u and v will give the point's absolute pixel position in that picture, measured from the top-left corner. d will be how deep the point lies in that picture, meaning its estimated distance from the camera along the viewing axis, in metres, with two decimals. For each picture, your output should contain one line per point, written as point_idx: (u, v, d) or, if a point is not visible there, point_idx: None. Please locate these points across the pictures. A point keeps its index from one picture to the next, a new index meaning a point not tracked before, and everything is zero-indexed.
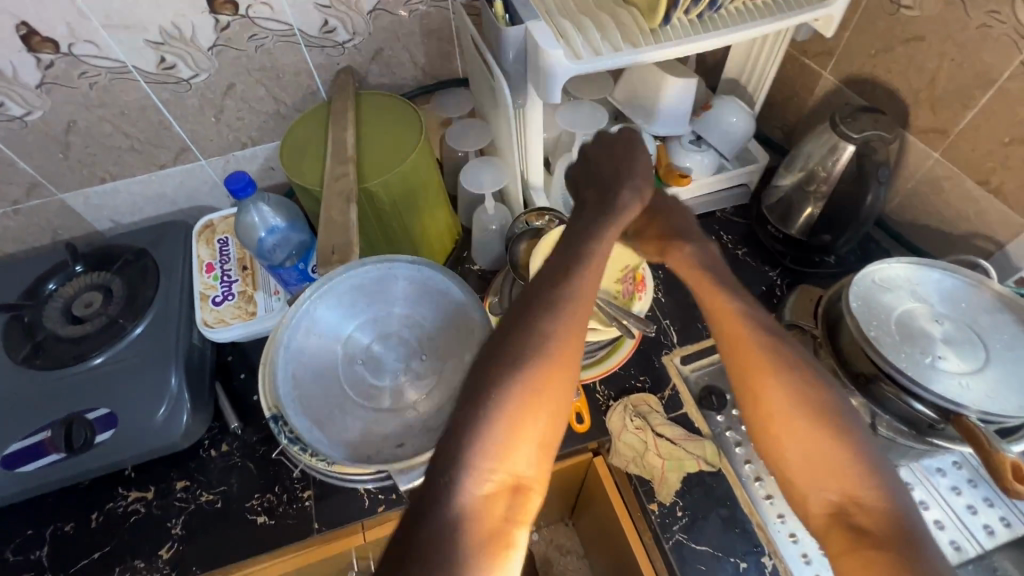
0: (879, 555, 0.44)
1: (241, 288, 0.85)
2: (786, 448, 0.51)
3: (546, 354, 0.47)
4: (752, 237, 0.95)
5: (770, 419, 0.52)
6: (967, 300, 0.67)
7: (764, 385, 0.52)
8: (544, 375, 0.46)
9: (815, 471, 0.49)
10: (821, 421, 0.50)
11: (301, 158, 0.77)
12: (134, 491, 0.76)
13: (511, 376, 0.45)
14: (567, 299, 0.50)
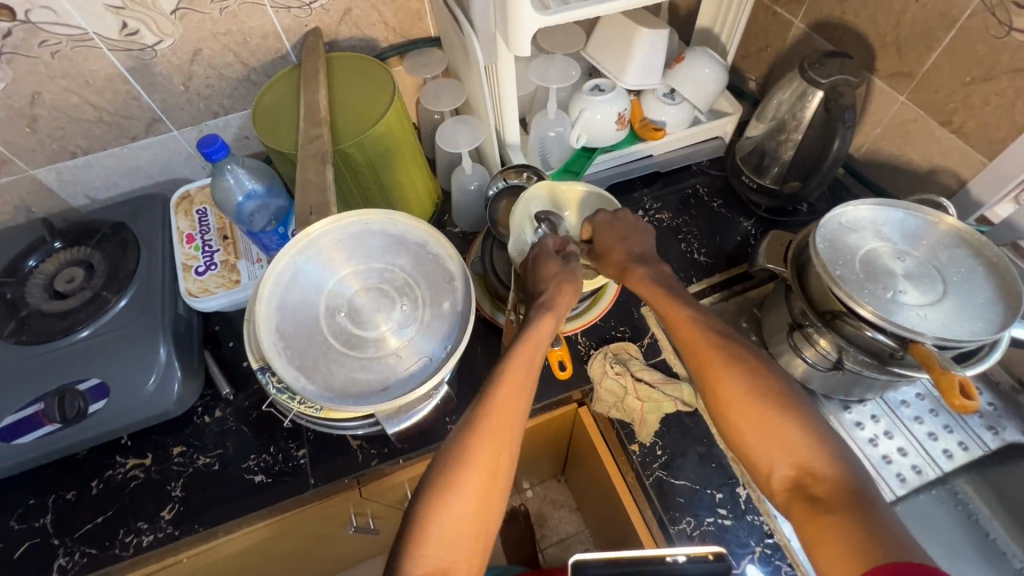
0: (829, 518, 0.46)
1: (222, 258, 0.85)
2: (740, 428, 0.54)
3: (484, 454, 0.50)
4: (728, 189, 0.98)
5: (725, 404, 0.55)
6: (928, 237, 0.70)
7: (716, 378, 0.56)
8: (474, 459, 0.50)
9: (766, 442, 0.52)
10: (770, 401, 0.53)
11: (276, 121, 0.77)
12: (132, 458, 0.78)
13: (450, 478, 0.49)
14: (504, 398, 0.53)
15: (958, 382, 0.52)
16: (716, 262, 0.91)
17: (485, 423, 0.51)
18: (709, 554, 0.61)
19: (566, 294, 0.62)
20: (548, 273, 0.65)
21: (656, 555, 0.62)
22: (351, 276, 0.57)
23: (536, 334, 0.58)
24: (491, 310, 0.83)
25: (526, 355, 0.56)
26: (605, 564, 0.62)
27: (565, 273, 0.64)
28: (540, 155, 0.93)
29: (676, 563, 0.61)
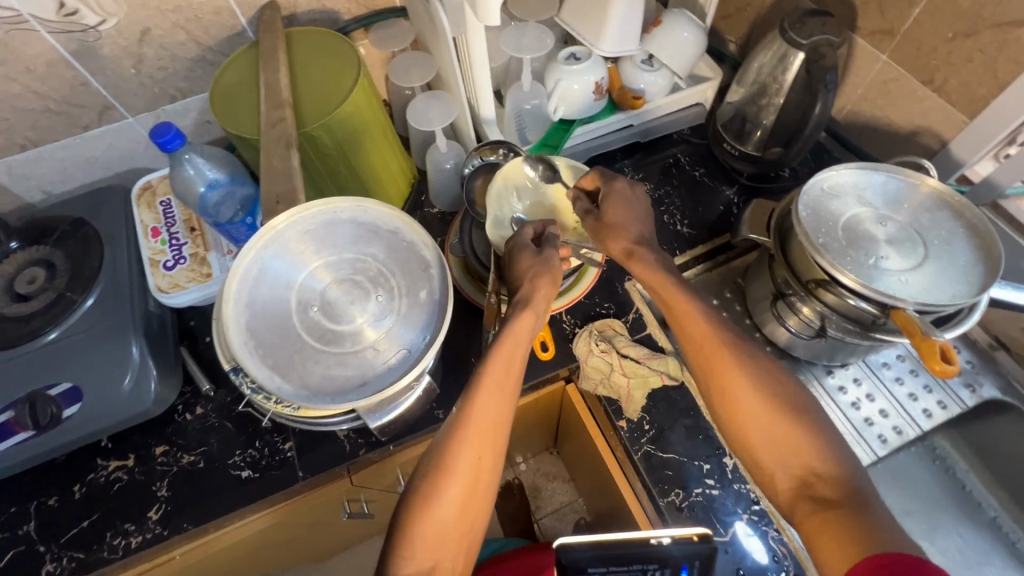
0: (834, 518, 0.48)
1: (192, 250, 0.81)
2: (745, 427, 0.55)
3: (468, 467, 0.51)
4: (710, 157, 0.96)
5: (726, 400, 0.57)
6: (909, 200, 0.69)
7: (721, 376, 0.57)
8: (457, 465, 0.50)
9: (771, 442, 0.54)
10: (771, 402, 0.55)
11: (236, 104, 0.73)
12: (114, 460, 0.76)
13: (436, 492, 0.50)
14: (486, 410, 0.52)
15: (937, 347, 0.52)
16: (699, 233, 0.90)
17: (465, 437, 0.51)
18: (693, 536, 0.62)
19: (540, 295, 0.60)
20: (524, 269, 0.62)
21: (640, 538, 0.62)
22: (322, 269, 0.55)
23: (514, 337, 0.57)
24: (474, 293, 0.81)
25: (505, 362, 0.55)
26: (590, 547, 0.62)
27: (543, 271, 0.62)
28: (516, 130, 0.90)
29: (661, 546, 0.61)
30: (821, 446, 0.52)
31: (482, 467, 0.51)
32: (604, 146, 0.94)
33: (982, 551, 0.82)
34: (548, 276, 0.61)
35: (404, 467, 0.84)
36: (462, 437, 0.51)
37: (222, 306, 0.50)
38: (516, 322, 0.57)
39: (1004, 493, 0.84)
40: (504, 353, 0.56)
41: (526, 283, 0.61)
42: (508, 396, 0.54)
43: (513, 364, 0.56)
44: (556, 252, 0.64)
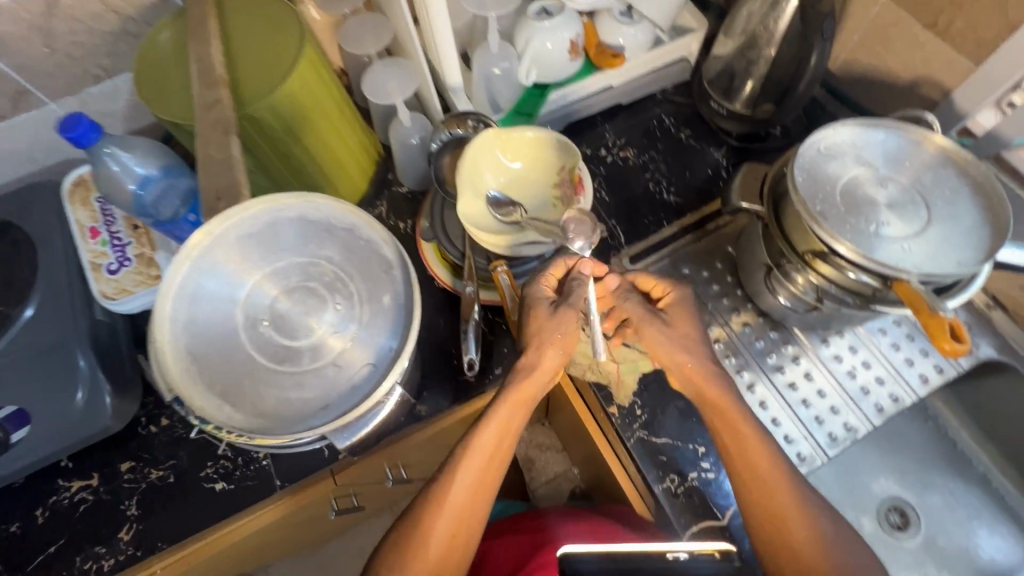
0: None
1: (137, 251, 0.74)
2: (757, 500, 0.57)
3: (447, 542, 0.56)
4: (696, 117, 0.90)
5: (744, 471, 0.58)
6: (911, 159, 0.64)
7: (743, 462, 0.58)
8: (437, 532, 0.55)
9: (774, 515, 0.57)
10: (774, 472, 0.57)
11: (166, 83, 0.64)
12: (77, 480, 0.71)
13: (408, 562, 0.54)
14: (472, 488, 0.57)
15: (944, 325, 0.50)
16: (687, 201, 0.85)
17: (446, 505, 0.56)
18: (715, 552, 0.56)
19: (548, 365, 0.60)
20: (536, 332, 0.60)
21: (656, 552, 0.55)
22: (272, 281, 0.51)
23: (510, 410, 0.59)
24: (448, 278, 0.76)
25: (497, 441, 0.58)
26: (597, 561, 0.54)
27: (556, 334, 0.60)
28: (487, 98, 0.82)
29: (679, 561, 0.55)
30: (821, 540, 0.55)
31: (459, 540, 0.56)
32: (583, 110, 0.87)
33: (973, 507, 0.82)
34: (558, 342, 0.60)
35: (390, 462, 0.79)
36: (446, 512, 0.56)
37: (160, 328, 0.46)
38: (516, 399, 0.59)
39: (995, 450, 0.84)
40: (497, 431, 0.58)
41: (535, 350, 0.60)
42: (495, 471, 0.58)
43: (506, 441, 0.58)
44: (572, 313, 0.60)
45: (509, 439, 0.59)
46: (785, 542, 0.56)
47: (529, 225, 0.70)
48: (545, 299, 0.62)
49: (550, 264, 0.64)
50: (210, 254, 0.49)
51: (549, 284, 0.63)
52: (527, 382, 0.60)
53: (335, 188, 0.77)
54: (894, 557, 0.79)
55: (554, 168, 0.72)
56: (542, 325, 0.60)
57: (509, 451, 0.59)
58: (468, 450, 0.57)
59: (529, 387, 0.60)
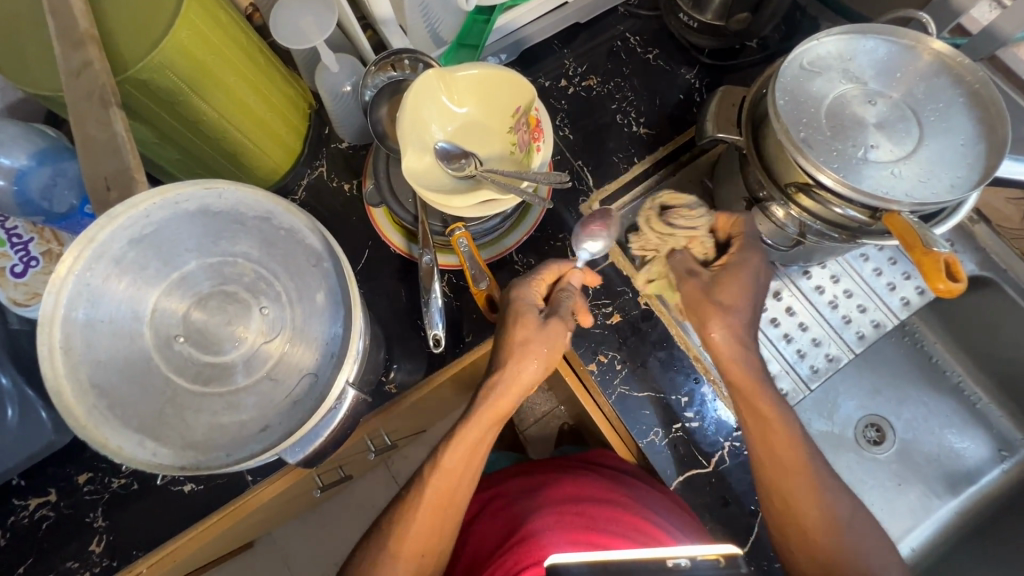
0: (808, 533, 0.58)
1: (42, 248, 0.61)
2: (774, 476, 0.59)
3: (414, 560, 0.59)
4: (662, 33, 0.80)
5: (747, 416, 0.60)
6: (903, 68, 0.58)
7: (768, 442, 0.59)
8: (410, 532, 0.59)
9: (786, 491, 0.59)
10: (789, 448, 0.59)
11: (19, 43, 0.50)
12: (33, 498, 0.66)
13: (385, 561, 0.59)
14: (440, 495, 0.60)
15: (942, 262, 0.46)
16: (659, 132, 0.77)
17: (420, 506, 0.59)
18: (720, 557, 0.44)
19: (527, 380, 0.59)
20: (514, 345, 0.59)
21: (654, 557, 0.44)
22: (181, 291, 0.47)
23: (479, 422, 0.59)
24: (403, 243, 0.70)
25: (466, 452, 0.60)
26: (589, 568, 0.42)
27: (536, 347, 0.58)
28: (425, 30, 0.69)
29: (681, 570, 0.43)
30: (818, 492, 0.59)
31: (428, 557, 0.60)
32: (534, 36, 0.78)
33: (946, 416, 0.83)
34: (541, 356, 0.58)
35: (370, 436, 0.72)
36: (415, 527, 0.59)
37: (54, 367, 0.42)
38: (484, 420, 0.59)
39: (970, 359, 0.83)
40: (464, 450, 0.60)
41: (510, 361, 0.58)
42: (467, 477, 0.61)
43: (473, 456, 0.60)
44: (560, 323, 0.60)
45: (479, 452, 0.61)
46: (789, 503, 0.59)
47: (484, 178, 0.61)
48: (532, 304, 0.61)
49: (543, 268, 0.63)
50: (94, 274, 0.44)
51: (540, 288, 0.62)
52: (499, 399, 0.59)
53: (261, 160, 0.66)
54: (869, 471, 0.82)
55: (504, 114, 0.64)
56: (525, 331, 0.59)
57: (478, 464, 0.61)
58: (438, 469, 0.60)
59: (503, 404, 0.59)
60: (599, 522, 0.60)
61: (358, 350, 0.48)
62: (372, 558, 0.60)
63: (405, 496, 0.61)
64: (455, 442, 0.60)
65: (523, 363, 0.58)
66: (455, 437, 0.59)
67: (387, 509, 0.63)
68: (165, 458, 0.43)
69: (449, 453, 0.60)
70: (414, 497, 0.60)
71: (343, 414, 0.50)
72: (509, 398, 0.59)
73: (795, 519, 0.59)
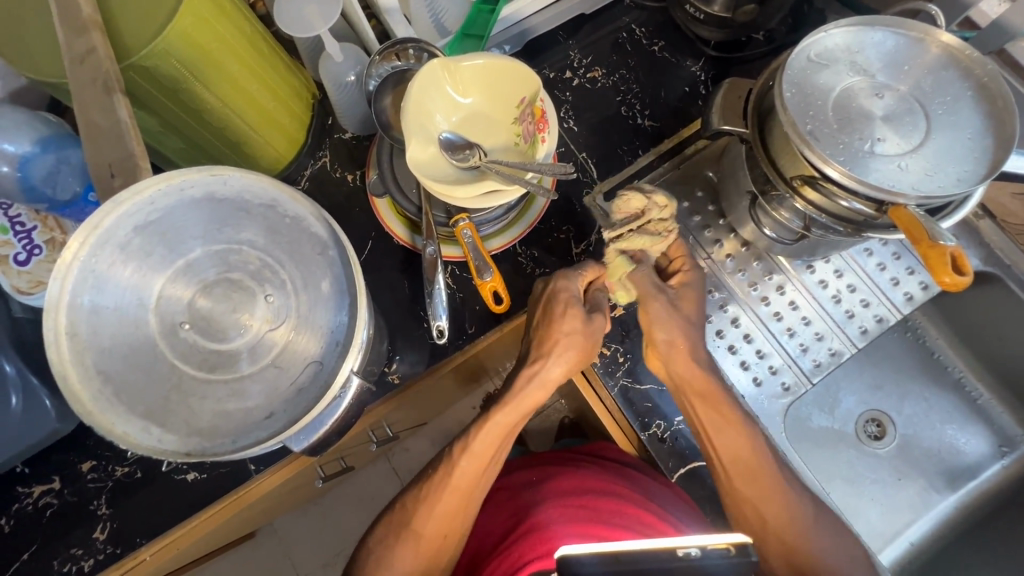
0: (773, 538, 0.60)
1: (45, 235, 0.61)
2: (739, 487, 0.61)
3: (437, 541, 0.60)
4: (668, 25, 0.80)
5: (708, 428, 0.61)
6: (911, 61, 0.57)
7: (729, 454, 0.61)
8: (433, 518, 0.60)
9: (759, 504, 0.60)
10: (750, 458, 0.61)
11: (22, 28, 0.50)
12: (37, 485, 0.66)
13: (404, 545, 0.59)
14: (468, 481, 0.60)
15: (948, 257, 0.46)
16: (663, 125, 0.77)
17: (446, 492, 0.60)
18: (730, 546, 0.45)
19: (563, 372, 0.61)
20: (559, 337, 0.60)
21: (664, 547, 0.45)
22: (185, 278, 0.47)
23: (517, 411, 0.61)
24: (407, 234, 0.70)
25: (501, 440, 0.61)
26: (600, 561, 0.44)
27: (579, 340, 0.61)
28: (429, 20, 0.70)
29: (691, 559, 0.44)
30: (785, 498, 0.60)
31: (446, 544, 0.60)
32: (539, 25, 0.78)
33: (947, 411, 0.83)
34: (576, 347, 0.61)
35: (372, 427, 0.72)
36: (436, 514, 0.60)
37: (60, 354, 0.42)
38: (521, 408, 0.61)
39: (971, 355, 0.84)
40: (497, 435, 0.61)
41: (554, 354, 0.60)
42: (495, 463, 0.62)
43: (507, 442, 0.62)
44: (602, 319, 0.62)
45: (509, 438, 0.62)
46: (755, 510, 0.60)
47: (488, 169, 0.61)
48: (578, 297, 0.61)
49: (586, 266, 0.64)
50: (100, 260, 0.44)
51: (583, 283, 0.63)
52: (538, 389, 0.62)
53: (265, 151, 0.66)
54: (870, 466, 0.82)
55: (509, 104, 0.63)
56: (570, 324, 0.60)
57: (505, 451, 0.63)
58: (467, 455, 0.60)
59: (540, 394, 0.62)
60: (602, 515, 0.60)
61: (362, 339, 0.48)
62: (390, 545, 0.60)
63: (426, 480, 0.62)
64: (492, 432, 0.61)
65: (567, 354, 0.61)
66: (488, 423, 0.60)
67: (402, 493, 0.63)
68: (169, 444, 0.43)
69: (482, 441, 0.60)
70: (439, 480, 0.61)
71: (348, 403, 0.50)
72: (548, 387, 0.62)
73: (763, 523, 0.60)
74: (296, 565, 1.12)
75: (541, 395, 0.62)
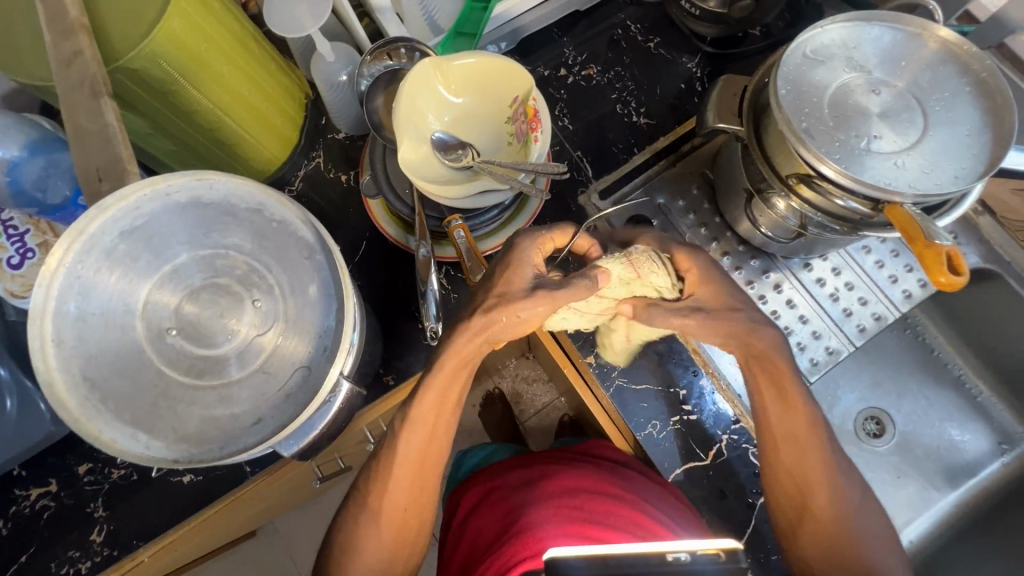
0: (812, 514, 0.60)
1: (38, 239, 0.60)
2: (788, 462, 0.60)
3: (398, 516, 0.61)
4: (664, 20, 0.79)
5: (768, 393, 0.61)
6: (908, 56, 0.56)
7: (786, 431, 0.60)
8: (388, 492, 0.60)
9: (802, 478, 0.60)
10: (808, 431, 0.60)
11: (7, 32, 0.49)
12: (34, 488, 0.67)
13: (368, 522, 0.60)
14: (414, 452, 0.59)
15: (943, 255, 0.45)
16: (659, 122, 0.76)
17: (394, 468, 0.60)
18: (720, 552, 0.45)
19: (495, 332, 0.56)
20: (492, 301, 0.56)
21: (653, 551, 0.44)
22: (172, 284, 0.47)
23: (447, 373, 0.57)
24: (400, 235, 0.68)
25: (435, 408, 0.59)
26: (587, 564, 0.43)
27: (510, 306, 0.55)
28: (423, 17, 0.69)
29: (680, 564, 0.44)
30: (830, 478, 0.60)
31: (410, 517, 0.61)
32: (532, 24, 0.77)
33: (947, 410, 0.83)
34: (516, 316, 0.55)
35: (368, 427, 0.72)
36: (392, 490, 0.60)
37: (47, 362, 0.42)
38: (450, 370, 0.57)
39: (971, 352, 0.83)
40: (430, 405, 0.58)
41: (482, 318, 0.56)
42: (441, 432, 0.60)
43: (444, 408, 0.59)
44: (547, 296, 0.54)
45: (448, 405, 0.59)
46: (799, 487, 0.60)
47: (481, 169, 0.60)
48: (528, 263, 0.57)
49: (552, 228, 0.60)
50: (84, 266, 0.44)
51: (540, 250, 0.58)
52: (465, 349, 0.57)
53: (255, 154, 0.66)
54: (869, 464, 0.81)
55: (501, 104, 0.63)
56: (501, 283, 0.56)
57: (452, 415, 0.60)
58: (407, 431, 0.59)
59: (467, 350, 0.57)
60: (594, 516, 0.59)
61: (352, 341, 0.48)
62: (355, 523, 0.61)
63: (379, 455, 0.61)
64: (423, 402, 0.58)
65: (495, 316, 0.55)
66: (421, 391, 0.58)
67: (364, 467, 0.64)
68: (157, 451, 0.44)
69: (416, 411, 0.58)
70: (387, 459, 0.60)
71: (339, 407, 0.50)
72: (479, 347, 0.57)
73: (805, 499, 0.60)
74: (297, 564, 1.12)
75: (467, 354, 0.57)
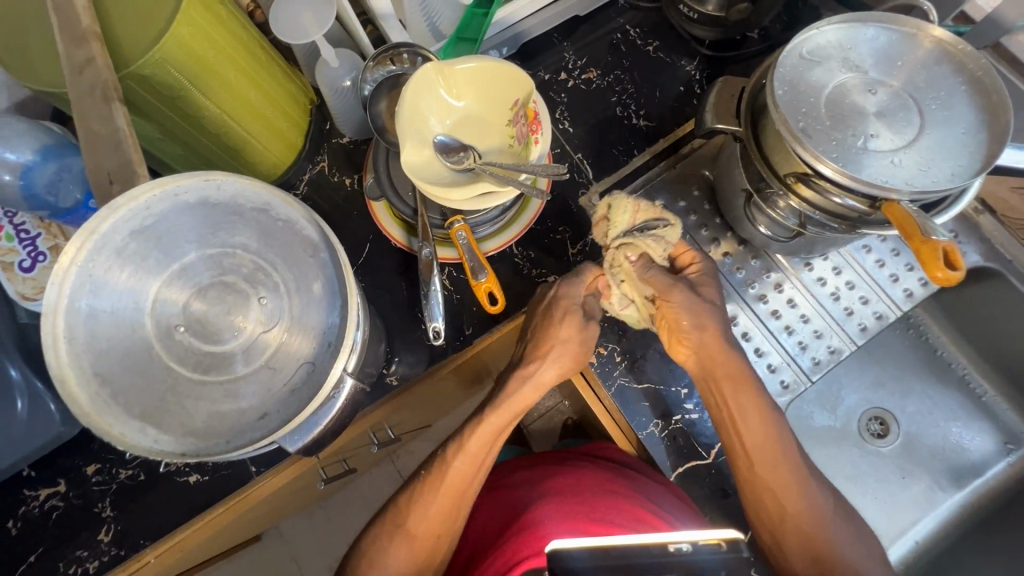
0: (790, 524, 0.59)
1: (49, 243, 0.62)
2: (761, 474, 0.60)
3: (429, 540, 0.61)
4: (663, 24, 0.80)
5: (734, 416, 0.61)
6: (904, 57, 0.57)
7: (755, 445, 0.60)
8: (429, 513, 0.61)
9: (776, 486, 0.60)
10: (773, 444, 0.60)
11: (23, 40, 0.51)
12: (44, 488, 0.67)
13: (399, 541, 0.60)
14: (461, 477, 0.62)
15: (939, 250, 0.46)
16: (659, 124, 0.77)
17: (439, 490, 0.61)
18: (722, 542, 0.45)
19: (552, 377, 0.64)
20: (556, 342, 0.63)
21: (656, 542, 0.45)
22: (180, 282, 0.48)
23: (509, 410, 0.64)
24: (403, 237, 0.70)
25: (493, 439, 0.63)
26: (589, 555, 0.44)
27: (573, 348, 0.64)
28: (425, 23, 0.70)
29: (682, 554, 0.44)
30: (801, 485, 0.60)
31: (441, 543, 0.61)
32: (532, 30, 0.78)
33: (952, 409, 0.82)
34: (570, 355, 0.64)
35: (374, 429, 0.73)
36: (430, 515, 0.61)
37: (57, 359, 0.42)
38: (511, 409, 0.64)
39: (975, 351, 0.83)
40: (487, 438, 0.63)
41: (546, 359, 0.64)
42: (488, 462, 0.64)
43: (497, 440, 0.64)
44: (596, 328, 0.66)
45: (499, 439, 0.64)
46: (775, 498, 0.59)
47: (482, 171, 0.61)
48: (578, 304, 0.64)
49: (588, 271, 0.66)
50: (96, 265, 0.45)
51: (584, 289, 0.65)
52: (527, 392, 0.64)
53: (261, 157, 0.67)
54: (873, 464, 0.81)
55: (502, 106, 0.64)
56: (568, 334, 0.63)
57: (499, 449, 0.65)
58: (460, 456, 0.62)
59: (529, 395, 0.64)
60: (597, 513, 0.59)
61: (354, 339, 0.48)
62: (384, 544, 0.61)
63: (420, 477, 0.63)
64: (486, 435, 0.63)
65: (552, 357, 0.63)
66: (480, 424, 0.63)
67: (400, 489, 0.64)
68: (164, 445, 0.44)
69: (474, 439, 0.62)
70: (431, 482, 0.62)
71: (342, 403, 0.51)
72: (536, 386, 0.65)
73: (783, 513, 0.59)
74: (302, 568, 1.13)
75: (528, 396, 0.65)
